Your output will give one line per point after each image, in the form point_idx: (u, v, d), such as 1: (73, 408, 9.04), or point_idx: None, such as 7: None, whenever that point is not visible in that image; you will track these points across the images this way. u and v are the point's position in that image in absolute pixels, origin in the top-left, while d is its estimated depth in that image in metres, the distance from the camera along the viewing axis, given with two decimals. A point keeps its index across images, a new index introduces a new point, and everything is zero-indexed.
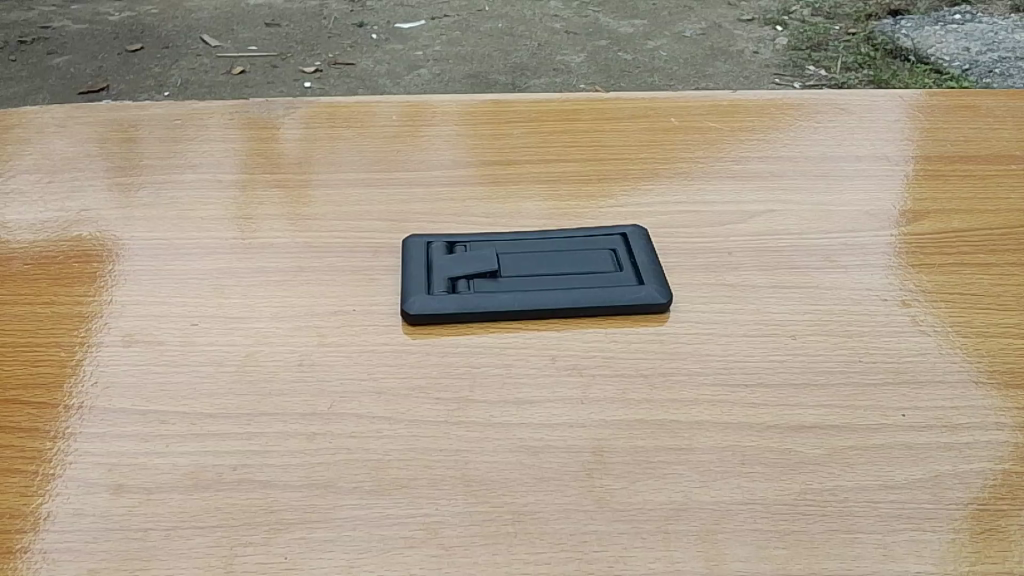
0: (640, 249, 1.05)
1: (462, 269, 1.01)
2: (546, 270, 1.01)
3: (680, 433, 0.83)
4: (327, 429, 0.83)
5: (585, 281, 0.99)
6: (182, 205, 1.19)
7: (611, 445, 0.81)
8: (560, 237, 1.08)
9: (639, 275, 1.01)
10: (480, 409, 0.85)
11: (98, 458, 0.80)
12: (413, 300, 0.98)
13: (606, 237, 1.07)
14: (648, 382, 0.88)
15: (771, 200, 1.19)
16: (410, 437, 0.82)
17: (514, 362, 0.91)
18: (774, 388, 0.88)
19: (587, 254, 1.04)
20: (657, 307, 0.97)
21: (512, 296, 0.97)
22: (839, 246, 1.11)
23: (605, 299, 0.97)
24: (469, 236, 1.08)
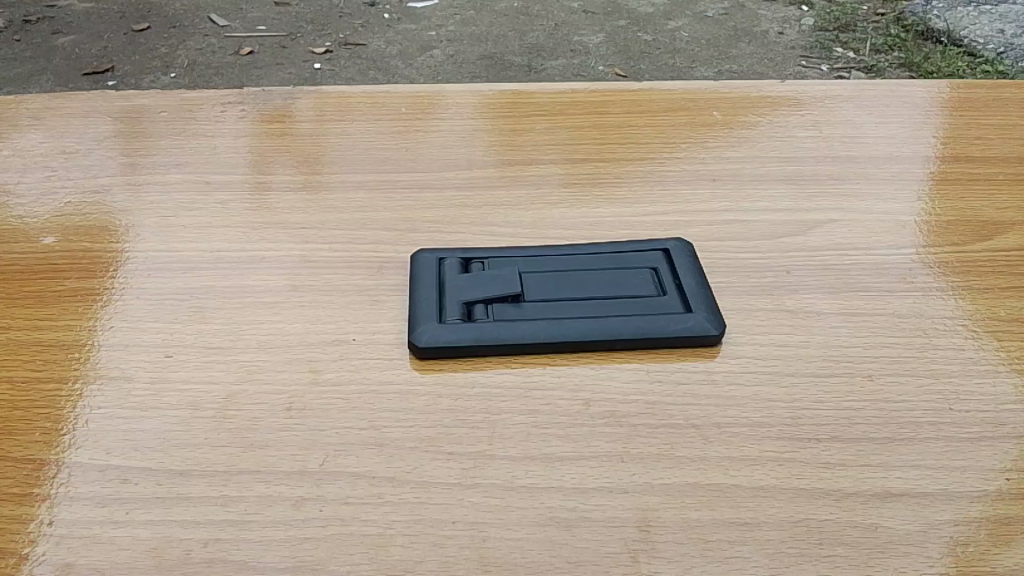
0: (686, 267, 0.90)
1: (479, 291, 0.86)
2: (577, 292, 0.86)
3: (741, 503, 0.69)
4: (318, 492, 0.69)
5: (622, 306, 0.85)
6: (164, 209, 1.05)
7: (659, 517, 0.67)
8: (592, 253, 0.93)
9: (686, 300, 0.86)
10: (500, 468, 0.71)
11: (47, 528, 0.68)
12: (422, 329, 0.84)
13: (646, 252, 0.93)
14: (700, 435, 0.74)
15: (835, 205, 1.04)
16: (418, 504, 0.68)
17: (540, 406, 0.77)
18: (852, 445, 0.74)
19: (625, 274, 0.89)
20: (707, 339, 0.83)
21: (537, 325, 0.83)
22: (920, 262, 0.96)
23: (647, 329, 0.83)
24: (487, 252, 0.94)
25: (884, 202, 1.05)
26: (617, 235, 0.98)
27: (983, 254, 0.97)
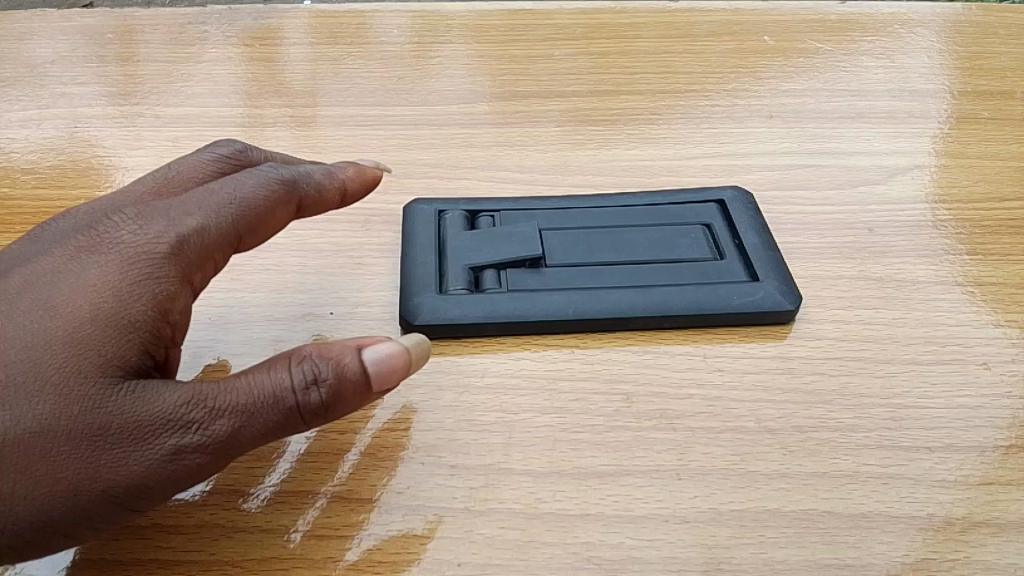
0: (747, 224, 0.73)
1: (491, 252, 0.68)
2: (613, 255, 0.69)
3: (836, 538, 0.52)
4: (280, 523, 0.53)
5: (670, 273, 0.67)
6: (102, 143, 0.86)
7: (731, 558, 0.51)
8: (628, 205, 0.75)
9: (750, 266, 0.68)
10: (520, 487, 0.55)
11: None
12: (417, 299, 0.66)
13: (697, 205, 0.75)
14: (776, 442, 0.57)
15: (921, 147, 0.85)
16: (413, 539, 0.52)
17: (569, 403, 0.60)
18: (975, 458, 0.57)
19: (672, 231, 0.71)
20: (778, 315, 0.65)
21: (564, 296, 0.65)
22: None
23: (703, 302, 0.65)
24: (499, 202, 0.76)
25: (984, 141, 0.86)
26: (657, 183, 0.79)
27: None
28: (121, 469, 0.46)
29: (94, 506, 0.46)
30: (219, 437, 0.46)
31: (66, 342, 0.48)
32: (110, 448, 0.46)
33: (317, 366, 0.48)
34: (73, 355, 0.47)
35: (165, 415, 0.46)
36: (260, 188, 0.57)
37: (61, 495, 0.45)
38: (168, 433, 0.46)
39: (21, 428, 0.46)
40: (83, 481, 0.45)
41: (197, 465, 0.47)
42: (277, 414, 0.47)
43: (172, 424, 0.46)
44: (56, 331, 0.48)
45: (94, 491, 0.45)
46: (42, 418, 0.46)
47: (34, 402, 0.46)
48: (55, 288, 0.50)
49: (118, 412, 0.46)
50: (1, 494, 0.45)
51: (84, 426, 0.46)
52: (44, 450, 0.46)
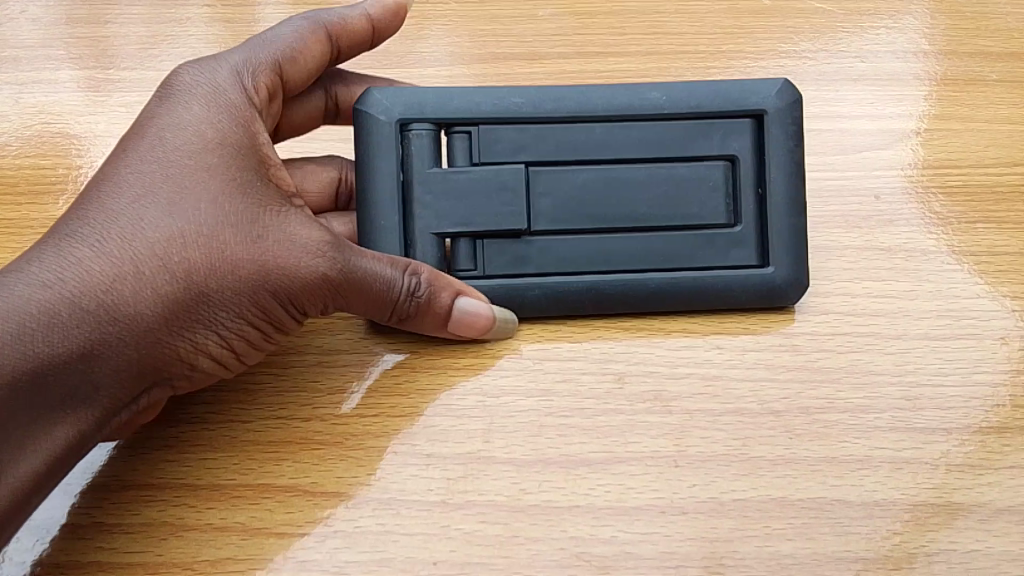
0: (783, 160, 0.55)
1: (452, 215, 0.54)
2: (606, 219, 0.55)
3: (844, 529, 0.50)
4: (236, 520, 0.49)
5: (669, 250, 0.55)
6: (51, 91, 0.78)
7: (734, 552, 0.49)
8: (641, 126, 0.55)
9: (764, 238, 0.55)
10: (502, 477, 0.50)
11: None
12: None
13: (725, 137, 0.55)
14: (784, 425, 0.53)
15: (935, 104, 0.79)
16: (385, 535, 0.49)
17: (556, 383, 0.54)
18: (997, 438, 0.53)
19: (684, 177, 0.55)
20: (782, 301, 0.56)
21: (538, 282, 0.54)
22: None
23: (698, 293, 0.55)
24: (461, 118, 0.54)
25: (1009, 90, 0.80)
26: (685, 91, 0.55)
27: None
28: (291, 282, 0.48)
29: (264, 309, 0.49)
30: (357, 280, 0.49)
31: (204, 166, 0.48)
32: (279, 255, 0.48)
33: (423, 280, 0.51)
34: (207, 176, 0.48)
35: (317, 243, 0.49)
36: (302, 38, 0.56)
37: (250, 307, 0.48)
38: (311, 256, 0.49)
39: (199, 245, 0.47)
40: (264, 296, 0.48)
41: (344, 291, 0.49)
42: (397, 292, 0.50)
43: (320, 247, 0.49)
44: (189, 157, 0.48)
45: (269, 299, 0.49)
46: (216, 230, 0.47)
47: (201, 222, 0.47)
48: (168, 119, 0.49)
49: (279, 230, 0.48)
50: (187, 296, 0.47)
51: (257, 240, 0.48)
52: (223, 265, 0.47)
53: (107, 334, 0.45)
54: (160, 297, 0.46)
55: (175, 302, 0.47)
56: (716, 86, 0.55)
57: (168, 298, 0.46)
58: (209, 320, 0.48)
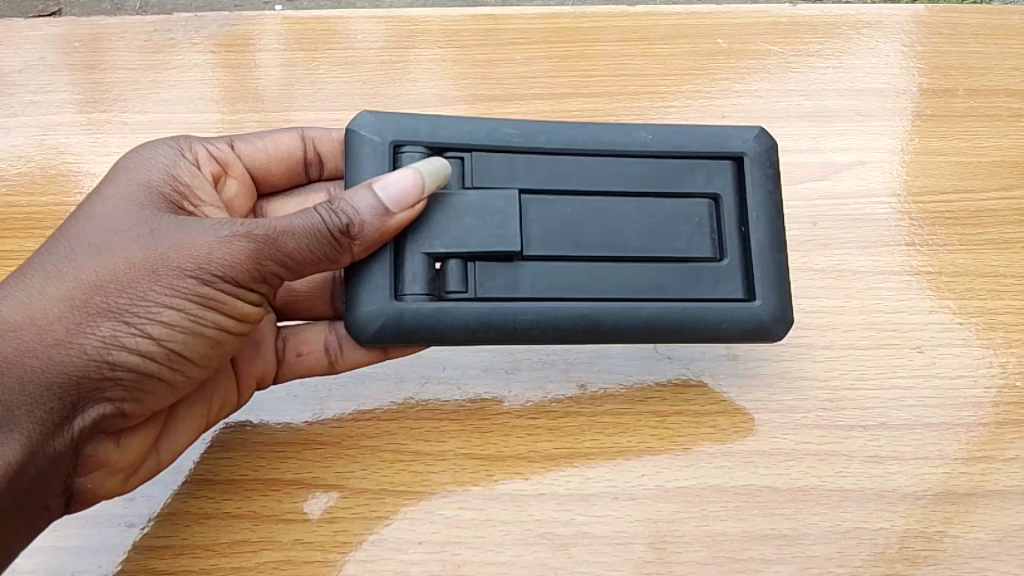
0: (760, 200, 0.62)
1: (456, 236, 0.58)
2: (597, 247, 0.60)
3: (775, 511, 0.58)
4: (249, 509, 0.57)
5: (659, 277, 0.60)
6: (70, 127, 0.86)
7: (674, 531, 0.57)
8: (633, 165, 0.63)
9: (747, 273, 0.61)
10: (478, 471, 0.58)
11: None
12: (365, 302, 0.57)
13: (708, 178, 0.63)
14: (722, 423, 0.61)
15: (887, 113, 0.83)
16: (377, 520, 0.57)
17: (527, 389, 0.61)
18: (906, 432, 0.61)
19: (669, 214, 0.62)
20: (766, 332, 0.60)
21: (533, 305, 0.58)
22: (998, 207, 0.78)
23: (687, 316, 0.59)
24: (463, 146, 0.61)
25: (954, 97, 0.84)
26: (669, 134, 0.63)
27: None
28: (202, 258, 0.50)
29: (177, 293, 0.50)
30: (273, 222, 0.51)
31: (107, 199, 0.54)
32: (178, 245, 0.51)
33: (332, 212, 0.52)
34: (109, 206, 0.54)
35: (219, 224, 0.52)
36: (275, 146, 0.66)
37: (172, 292, 0.50)
38: (211, 233, 0.51)
39: (115, 252, 0.50)
40: (175, 281, 0.50)
41: (264, 249, 0.51)
42: (315, 216, 0.52)
43: (229, 222, 0.52)
44: (93, 201, 0.54)
45: (180, 281, 0.50)
46: (130, 238, 0.51)
47: (103, 235, 0.51)
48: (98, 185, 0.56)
49: (187, 222, 0.52)
50: (93, 300, 0.49)
51: (167, 233, 0.51)
52: (134, 262, 0.50)
53: (16, 352, 0.48)
54: (66, 308, 0.49)
55: (80, 308, 0.49)
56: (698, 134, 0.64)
57: (85, 305, 0.49)
58: (135, 314, 0.50)
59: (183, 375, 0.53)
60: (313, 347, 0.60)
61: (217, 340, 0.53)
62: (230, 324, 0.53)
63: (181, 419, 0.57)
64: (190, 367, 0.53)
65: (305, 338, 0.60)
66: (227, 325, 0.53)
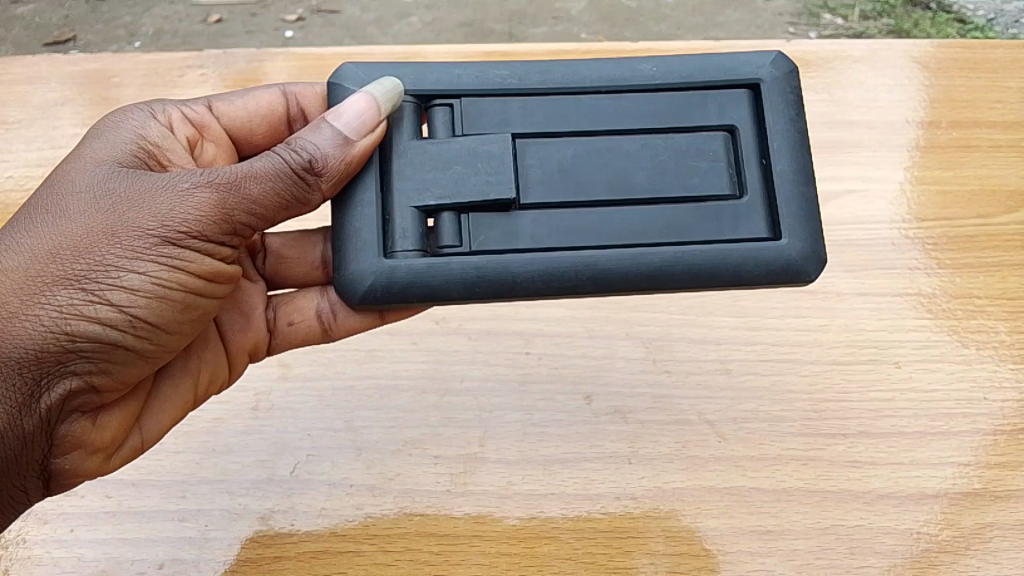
0: (782, 127, 0.58)
1: (448, 190, 0.56)
2: (603, 191, 0.57)
3: (762, 509, 0.64)
4: (288, 505, 0.63)
5: (673, 221, 0.56)
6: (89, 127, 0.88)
7: (672, 527, 0.63)
8: (638, 104, 0.59)
9: (772, 211, 0.57)
10: (494, 473, 0.65)
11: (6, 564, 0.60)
12: (350, 263, 0.55)
13: (722, 109, 0.59)
14: (715, 431, 0.67)
15: (881, 136, 0.87)
16: (403, 516, 0.63)
17: (538, 401, 0.68)
18: (882, 441, 0.67)
19: (684, 148, 0.58)
20: (797, 272, 0.56)
21: (533, 257, 0.55)
22: (976, 235, 0.82)
23: (707, 260, 0.55)
24: (448, 92, 0.59)
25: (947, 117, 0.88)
26: (674, 65, 0.60)
27: None
28: (164, 219, 0.51)
29: (136, 257, 0.50)
30: (236, 169, 0.52)
31: (69, 169, 0.54)
32: (136, 210, 0.51)
33: (296, 154, 0.53)
34: (69, 174, 0.54)
35: (181, 184, 0.52)
36: (255, 108, 0.64)
37: (136, 253, 0.51)
38: (172, 195, 0.51)
39: (71, 224, 0.51)
40: (135, 245, 0.50)
41: (229, 202, 0.52)
42: (277, 159, 0.53)
43: (189, 179, 0.52)
44: (55, 174, 0.55)
45: (138, 246, 0.50)
46: (87, 207, 0.51)
47: (62, 206, 0.51)
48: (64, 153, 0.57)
49: (147, 185, 0.52)
50: (51, 272, 0.50)
51: (126, 198, 0.51)
52: (92, 227, 0.51)
53: None
54: (23, 282, 0.49)
55: (36, 281, 0.49)
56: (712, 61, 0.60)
57: (43, 276, 0.50)
58: (95, 281, 0.50)
59: (151, 343, 0.53)
60: (305, 315, 0.63)
61: (187, 304, 0.53)
62: (198, 284, 0.53)
63: (163, 398, 0.59)
64: (158, 334, 0.53)
65: (298, 307, 0.63)
66: (196, 287, 0.53)
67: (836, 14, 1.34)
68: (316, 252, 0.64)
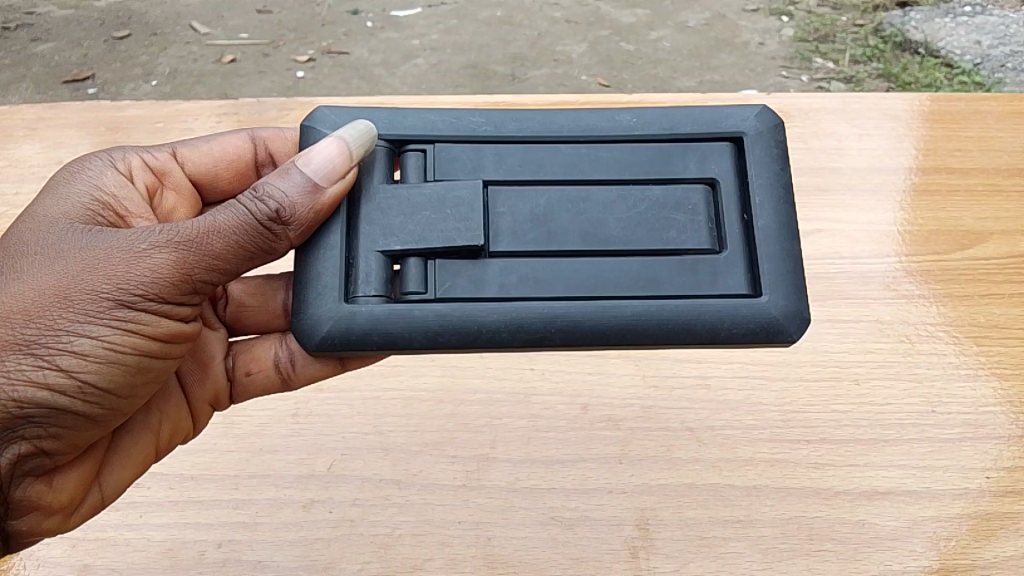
0: (765, 183, 0.66)
1: (431, 234, 0.63)
2: (574, 240, 0.64)
3: (734, 501, 0.73)
4: (327, 496, 0.73)
5: (650, 273, 0.64)
6: None
7: (657, 517, 0.73)
8: (619, 155, 0.67)
9: (753, 268, 0.64)
10: (503, 471, 0.74)
11: (80, 537, 0.70)
12: (314, 308, 0.61)
13: (706, 163, 0.67)
14: (695, 437, 0.77)
15: (848, 180, 0.99)
16: (425, 505, 0.72)
17: (541, 410, 0.78)
18: (842, 447, 0.77)
19: (660, 200, 0.66)
20: (779, 332, 0.62)
21: (499, 307, 0.62)
22: (929, 269, 0.92)
23: (684, 315, 0.62)
24: (422, 138, 0.67)
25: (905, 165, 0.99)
26: (656, 119, 0.68)
27: (988, 230, 0.94)
28: (115, 290, 0.57)
29: (86, 322, 0.57)
30: (196, 226, 0.58)
31: (31, 235, 0.60)
32: (87, 276, 0.56)
33: (257, 208, 0.59)
34: (30, 241, 0.59)
35: (134, 248, 0.57)
36: (218, 157, 0.75)
37: (87, 324, 0.57)
38: (123, 260, 0.57)
39: (25, 295, 0.56)
40: (86, 311, 0.56)
41: (184, 263, 0.58)
42: (241, 215, 0.59)
43: (143, 247, 0.57)
44: (17, 238, 0.60)
45: (87, 313, 0.56)
46: (41, 278, 0.57)
47: (19, 274, 0.57)
48: (29, 215, 0.63)
49: (101, 252, 0.57)
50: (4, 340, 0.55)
51: (77, 266, 0.57)
52: (44, 299, 0.56)
53: None
54: None
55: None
56: (698, 115, 0.68)
57: None
58: (47, 347, 0.56)
59: (99, 407, 0.59)
60: (260, 365, 0.70)
61: (136, 369, 0.59)
62: (150, 344, 0.59)
63: (119, 453, 0.67)
64: (108, 394, 0.59)
65: (255, 357, 0.70)
66: (146, 350, 0.59)
67: (828, 58, 1.78)
68: (277, 301, 0.72)
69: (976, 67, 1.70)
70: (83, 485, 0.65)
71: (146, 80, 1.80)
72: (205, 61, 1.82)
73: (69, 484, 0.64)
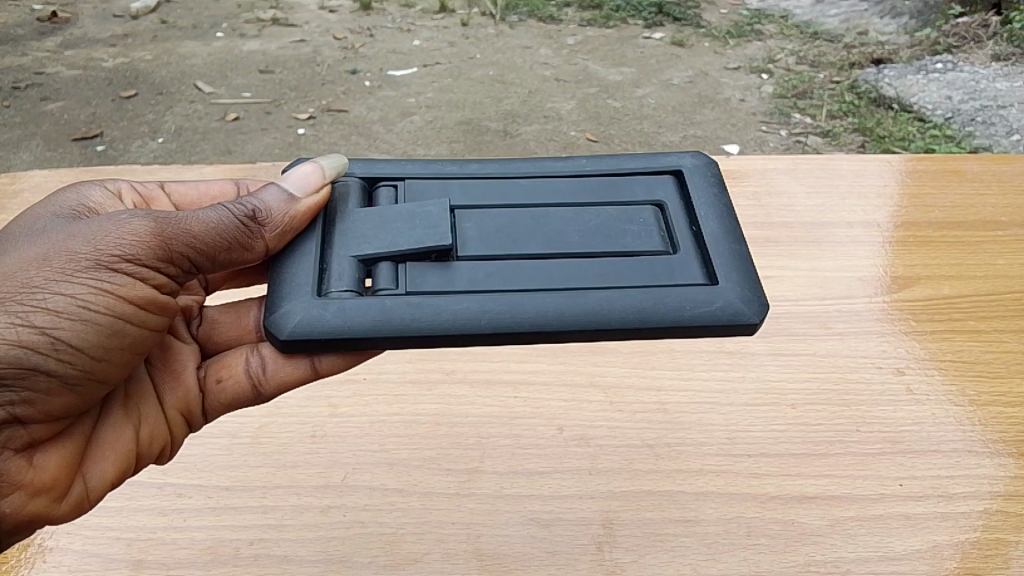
0: (708, 202, 0.88)
1: (399, 239, 0.80)
2: (540, 245, 0.82)
3: (685, 504, 0.87)
4: (342, 503, 0.86)
5: (615, 269, 0.80)
6: None
7: (619, 518, 0.85)
8: (571, 187, 0.89)
9: (705, 263, 0.81)
10: (491, 480, 0.88)
11: (129, 538, 0.83)
12: (287, 305, 0.76)
13: (656, 191, 0.89)
14: (653, 452, 0.91)
15: (787, 233, 1.15)
16: (424, 509, 0.85)
17: (523, 431, 0.92)
18: (778, 460, 0.91)
19: (616, 215, 0.86)
20: (743, 314, 0.76)
21: (473, 295, 0.77)
22: (858, 309, 1.07)
23: (650, 297, 0.77)
24: (391, 176, 0.90)
25: (835, 225, 1.16)
26: (607, 163, 0.92)
27: (909, 275, 1.10)
28: (96, 256, 0.70)
29: (63, 291, 0.68)
30: (178, 216, 0.74)
31: (28, 234, 0.74)
32: (70, 254, 0.69)
33: (233, 210, 0.77)
34: (27, 238, 0.74)
35: (115, 230, 0.71)
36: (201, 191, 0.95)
37: (66, 288, 0.68)
38: (104, 241, 0.71)
39: (11, 269, 0.68)
40: (66, 281, 0.68)
41: (162, 239, 0.72)
42: (217, 213, 0.76)
43: (125, 223, 0.72)
44: (13, 239, 0.74)
45: (66, 281, 0.68)
46: (29, 257, 0.70)
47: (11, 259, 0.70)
48: (25, 221, 0.77)
49: (84, 236, 0.71)
50: None
51: (64, 247, 0.70)
52: (34, 270, 0.68)
53: None
54: None
55: None
56: (645, 161, 0.93)
57: None
58: (29, 308, 0.66)
59: (71, 367, 0.69)
60: (228, 373, 0.85)
61: (109, 331, 0.70)
62: (123, 309, 0.71)
63: (99, 440, 0.78)
64: (78, 355, 0.69)
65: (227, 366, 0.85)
66: (119, 312, 0.70)
67: (806, 114, 2.47)
68: (248, 317, 0.90)
69: (948, 119, 2.31)
70: (64, 468, 0.74)
71: (151, 138, 2.45)
72: (208, 120, 2.50)
73: (48, 465, 0.72)
